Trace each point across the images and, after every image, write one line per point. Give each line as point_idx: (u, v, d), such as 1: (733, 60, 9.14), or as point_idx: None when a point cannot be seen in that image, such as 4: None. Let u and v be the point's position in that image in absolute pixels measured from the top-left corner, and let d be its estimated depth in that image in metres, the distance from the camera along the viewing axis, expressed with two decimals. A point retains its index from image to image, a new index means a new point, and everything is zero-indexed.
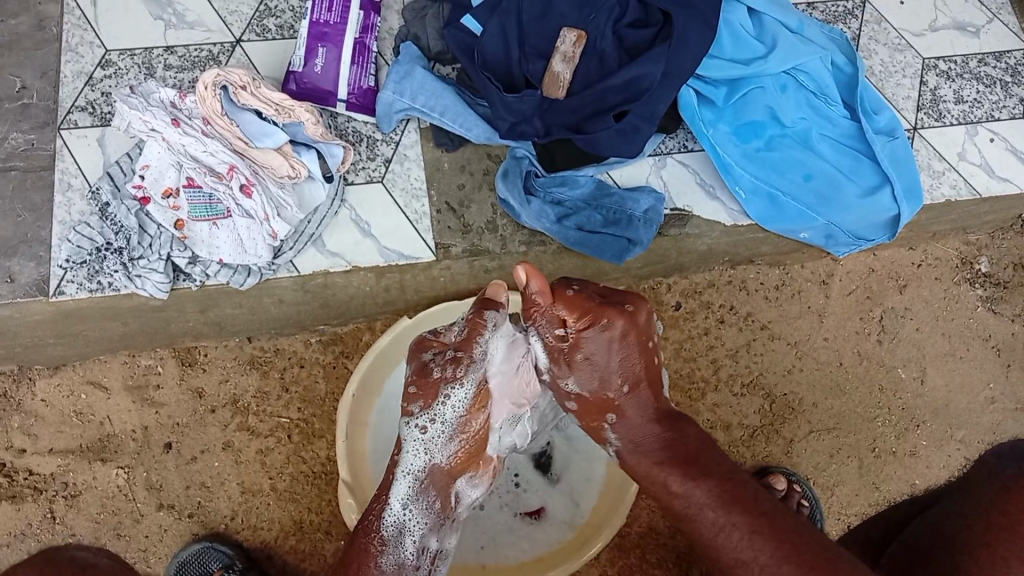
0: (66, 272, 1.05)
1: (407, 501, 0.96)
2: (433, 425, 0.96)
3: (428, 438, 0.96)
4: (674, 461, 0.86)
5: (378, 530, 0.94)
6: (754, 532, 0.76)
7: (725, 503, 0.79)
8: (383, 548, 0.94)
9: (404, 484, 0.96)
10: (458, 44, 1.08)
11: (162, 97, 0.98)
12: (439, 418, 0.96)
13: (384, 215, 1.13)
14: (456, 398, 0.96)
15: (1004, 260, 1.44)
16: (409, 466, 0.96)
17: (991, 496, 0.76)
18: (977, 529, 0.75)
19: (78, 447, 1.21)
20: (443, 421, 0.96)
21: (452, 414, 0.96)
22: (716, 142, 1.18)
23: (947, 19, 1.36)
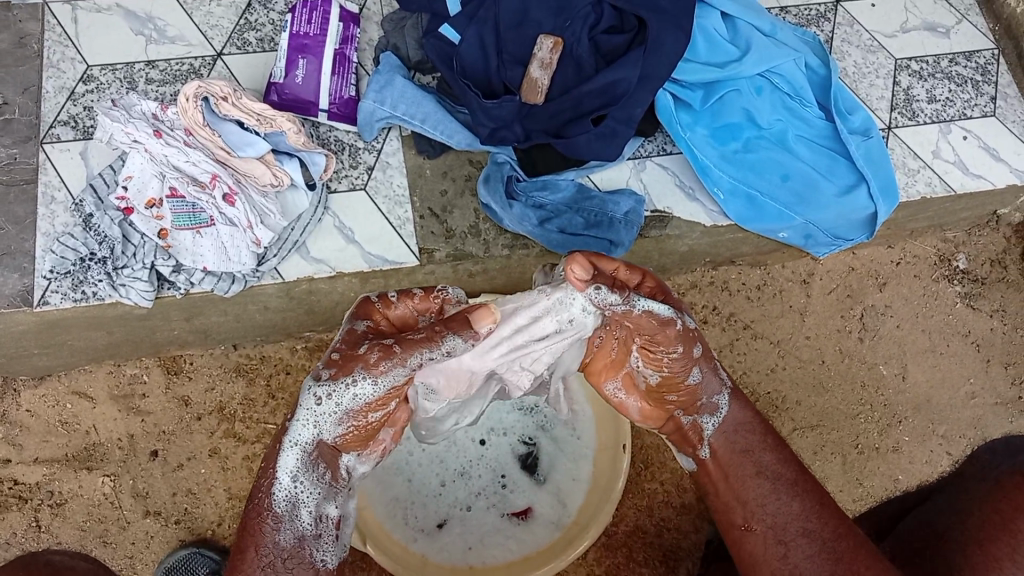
0: (50, 282, 1.06)
1: (296, 474, 0.77)
2: (332, 399, 0.76)
3: (326, 415, 0.76)
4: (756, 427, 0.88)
5: (270, 511, 0.76)
6: (826, 512, 0.79)
7: (805, 476, 0.83)
8: (277, 526, 0.76)
9: (293, 458, 0.77)
10: (436, 53, 1.09)
11: (144, 110, 1.00)
12: (339, 397, 0.76)
13: (367, 221, 1.14)
14: (362, 381, 0.76)
15: (982, 257, 1.46)
16: (300, 438, 0.77)
17: (986, 493, 0.75)
18: (971, 527, 0.74)
19: (64, 456, 1.21)
20: (348, 402, 0.76)
21: (355, 397, 0.76)
22: (694, 145, 1.20)
23: (918, 21, 1.38)
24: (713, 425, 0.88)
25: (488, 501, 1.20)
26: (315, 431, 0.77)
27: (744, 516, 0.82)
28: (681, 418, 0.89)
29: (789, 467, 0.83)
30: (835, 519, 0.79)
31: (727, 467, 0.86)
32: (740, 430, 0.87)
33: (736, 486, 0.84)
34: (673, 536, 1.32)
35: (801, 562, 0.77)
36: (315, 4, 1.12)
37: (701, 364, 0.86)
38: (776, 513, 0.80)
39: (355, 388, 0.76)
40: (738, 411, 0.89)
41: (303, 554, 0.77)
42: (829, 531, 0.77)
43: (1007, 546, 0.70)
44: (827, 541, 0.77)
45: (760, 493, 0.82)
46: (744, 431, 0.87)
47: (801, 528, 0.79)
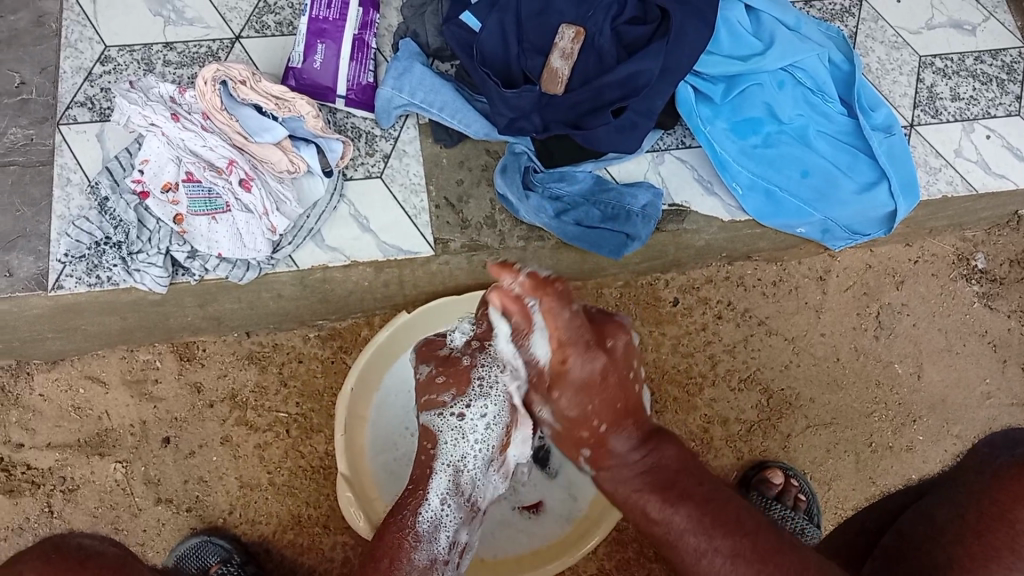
0: (65, 266, 1.05)
1: (444, 495, 0.92)
2: (469, 418, 0.93)
3: (456, 434, 0.93)
4: (652, 485, 0.74)
5: (411, 529, 0.88)
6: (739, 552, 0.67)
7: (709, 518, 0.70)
8: (416, 544, 0.87)
9: (443, 478, 0.92)
10: (457, 42, 1.09)
11: (161, 93, 1.01)
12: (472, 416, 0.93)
13: (383, 211, 1.13)
14: (488, 405, 0.93)
15: (1000, 257, 1.45)
16: (447, 455, 0.93)
17: (983, 486, 0.73)
18: (969, 519, 0.71)
19: (76, 441, 1.21)
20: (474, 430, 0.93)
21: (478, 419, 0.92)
22: (714, 139, 1.18)
23: (943, 17, 1.37)
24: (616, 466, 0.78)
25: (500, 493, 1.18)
26: (454, 453, 0.93)
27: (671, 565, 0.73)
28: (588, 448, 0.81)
29: (688, 512, 0.71)
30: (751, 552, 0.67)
31: (641, 518, 0.75)
32: (625, 468, 0.77)
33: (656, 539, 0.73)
34: None
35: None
36: None
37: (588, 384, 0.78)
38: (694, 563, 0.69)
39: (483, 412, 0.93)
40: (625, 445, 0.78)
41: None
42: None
43: (1005, 536, 0.68)
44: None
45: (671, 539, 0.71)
46: (642, 471, 0.76)
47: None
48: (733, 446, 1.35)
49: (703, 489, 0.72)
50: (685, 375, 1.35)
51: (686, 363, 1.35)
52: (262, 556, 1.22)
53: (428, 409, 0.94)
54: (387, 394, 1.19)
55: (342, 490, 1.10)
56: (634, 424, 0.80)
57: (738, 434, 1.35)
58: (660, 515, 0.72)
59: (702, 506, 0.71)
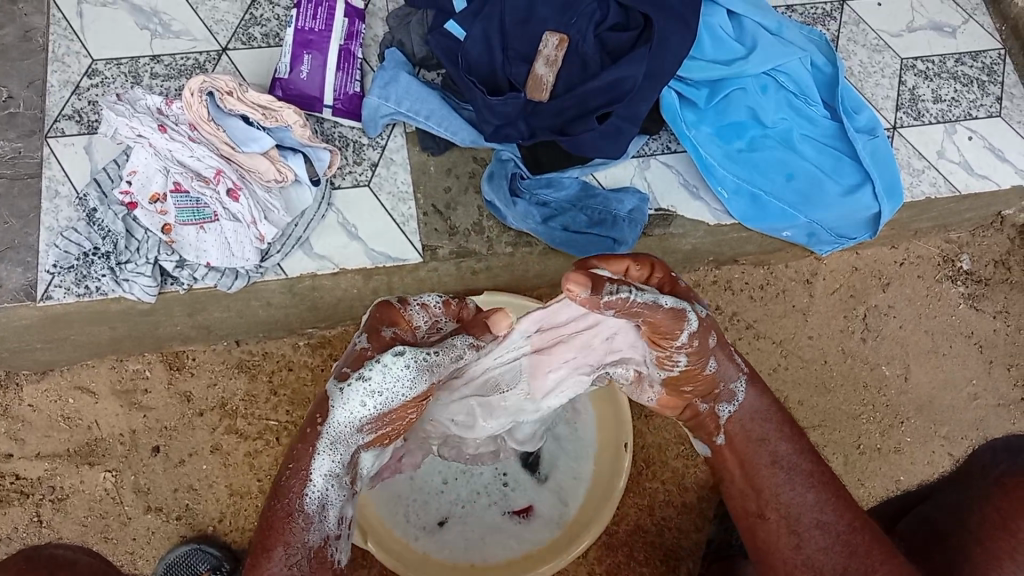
0: (53, 276, 1.05)
1: (330, 477, 0.78)
2: (374, 398, 0.77)
3: (351, 416, 0.77)
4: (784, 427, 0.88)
5: (298, 498, 0.77)
6: (841, 502, 0.81)
7: (821, 468, 0.84)
8: (307, 525, 0.77)
9: (327, 459, 0.77)
10: (441, 48, 1.10)
11: (148, 104, 1.02)
12: (384, 390, 0.77)
13: (370, 218, 1.14)
14: (408, 372, 0.77)
15: (985, 258, 1.46)
16: (334, 426, 0.77)
17: (985, 490, 0.74)
18: (971, 526, 0.73)
19: (66, 451, 1.21)
20: (364, 402, 0.77)
21: (388, 383, 0.77)
22: (699, 143, 1.20)
23: (924, 20, 1.38)
24: (729, 410, 0.89)
25: (490, 499, 1.20)
26: (347, 422, 0.77)
27: (758, 509, 0.84)
28: (699, 405, 0.90)
29: (805, 457, 0.85)
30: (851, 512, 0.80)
31: (753, 454, 0.86)
32: (758, 416, 0.88)
33: (750, 475, 0.86)
34: (675, 535, 1.32)
35: (812, 555, 0.79)
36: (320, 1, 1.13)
37: (716, 352, 0.86)
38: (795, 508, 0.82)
39: (383, 390, 0.77)
40: (753, 399, 0.89)
41: (321, 558, 0.78)
42: (842, 527, 0.79)
43: (1008, 543, 0.69)
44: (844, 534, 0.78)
45: (774, 483, 0.83)
46: (759, 419, 0.88)
47: (814, 521, 0.80)
48: None
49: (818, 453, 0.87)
50: None
51: None
52: None
53: (338, 377, 0.78)
54: None
55: None
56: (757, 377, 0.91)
57: None
58: (787, 446, 0.85)
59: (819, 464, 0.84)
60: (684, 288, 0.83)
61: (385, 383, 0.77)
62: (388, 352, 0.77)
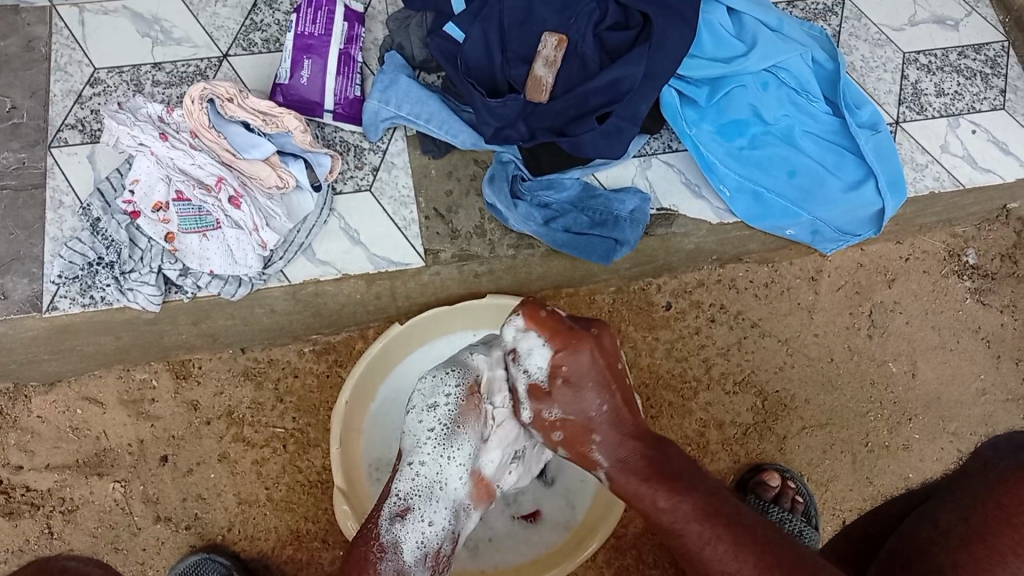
0: (59, 287, 1.06)
1: (392, 519, 0.94)
2: (438, 423, 0.97)
3: (415, 491, 0.96)
4: (660, 477, 0.86)
5: (374, 532, 0.93)
6: (744, 546, 0.76)
7: (711, 519, 0.79)
8: (382, 556, 0.92)
9: (392, 504, 0.96)
10: (441, 53, 1.09)
11: (149, 112, 1.02)
12: (432, 399, 0.97)
13: (372, 224, 1.14)
14: (448, 384, 0.97)
15: (991, 252, 1.46)
16: (415, 462, 0.97)
17: (987, 489, 0.72)
18: (976, 521, 0.71)
19: (75, 462, 1.21)
20: (425, 445, 0.97)
21: (429, 394, 0.98)
22: (700, 142, 1.19)
23: (927, 13, 1.38)
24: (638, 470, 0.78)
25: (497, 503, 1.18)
26: (417, 481, 0.96)
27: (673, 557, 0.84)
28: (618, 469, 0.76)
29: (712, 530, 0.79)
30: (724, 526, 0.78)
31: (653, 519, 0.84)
32: (635, 492, 0.86)
33: (660, 535, 0.84)
34: None
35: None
36: (319, 4, 1.13)
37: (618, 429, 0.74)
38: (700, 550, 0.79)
39: (438, 404, 0.97)
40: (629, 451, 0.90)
41: None
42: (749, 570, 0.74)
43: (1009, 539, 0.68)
44: None
45: (679, 539, 0.81)
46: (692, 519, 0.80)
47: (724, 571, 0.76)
48: (730, 448, 1.36)
49: (705, 487, 0.84)
50: (680, 380, 1.35)
51: (681, 368, 1.36)
52: (262, 571, 1.23)
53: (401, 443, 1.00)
54: (383, 406, 1.20)
55: (338, 503, 1.09)
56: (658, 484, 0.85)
57: (733, 437, 1.36)
58: (667, 513, 0.82)
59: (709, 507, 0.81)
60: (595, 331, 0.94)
61: (432, 397, 0.97)
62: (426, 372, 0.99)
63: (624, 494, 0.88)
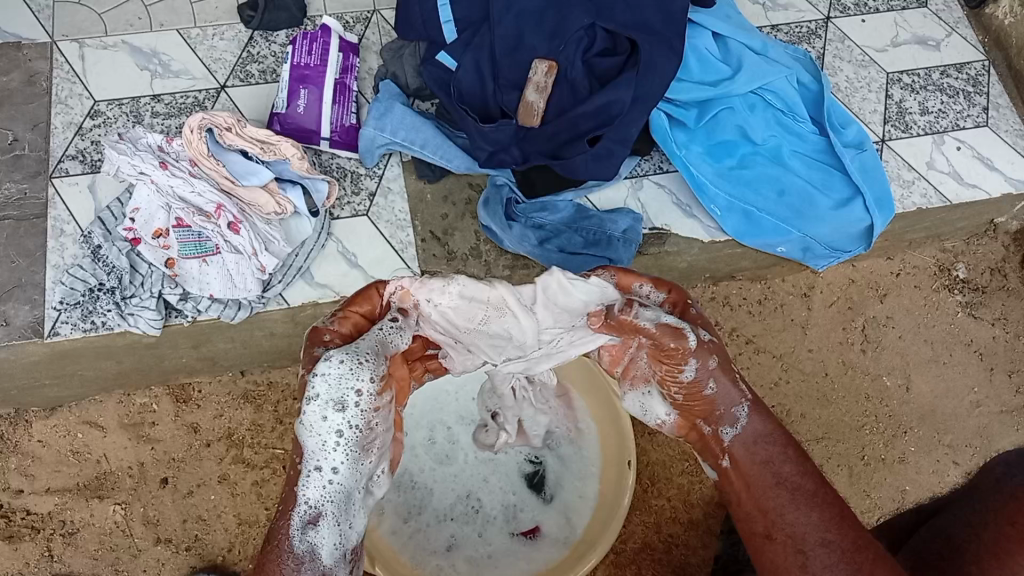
0: (60, 313, 1.07)
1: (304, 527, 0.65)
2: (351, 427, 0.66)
3: (328, 495, 0.66)
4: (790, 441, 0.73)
5: (286, 549, 0.65)
6: (848, 522, 0.66)
7: (827, 486, 0.69)
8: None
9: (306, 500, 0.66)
10: (435, 80, 1.12)
11: (149, 142, 1.04)
12: (335, 395, 0.65)
13: (370, 247, 1.16)
14: (349, 369, 0.66)
15: (981, 266, 1.48)
16: (316, 466, 0.66)
17: (998, 505, 0.65)
18: (985, 539, 0.63)
19: (75, 485, 1.22)
20: (332, 450, 0.66)
21: (334, 390, 0.66)
22: (690, 162, 1.22)
23: (908, 35, 1.41)
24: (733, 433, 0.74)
25: (498, 523, 1.19)
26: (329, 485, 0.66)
27: (763, 527, 0.69)
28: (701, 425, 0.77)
29: (812, 476, 0.69)
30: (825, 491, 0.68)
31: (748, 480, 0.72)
32: (762, 436, 0.73)
33: (755, 495, 0.70)
34: (682, 551, 1.33)
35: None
36: (315, 36, 1.16)
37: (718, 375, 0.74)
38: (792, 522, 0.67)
39: (349, 402, 0.66)
40: (759, 423, 0.74)
41: None
42: (844, 546, 0.65)
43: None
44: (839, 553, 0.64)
45: (779, 503, 0.68)
46: (763, 441, 0.73)
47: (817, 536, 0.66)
48: None
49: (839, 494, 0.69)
50: None
51: None
52: None
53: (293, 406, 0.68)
54: None
55: None
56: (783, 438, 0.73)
57: None
58: (792, 466, 0.70)
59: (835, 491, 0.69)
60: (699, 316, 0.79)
61: (337, 392, 0.66)
62: (320, 359, 0.66)
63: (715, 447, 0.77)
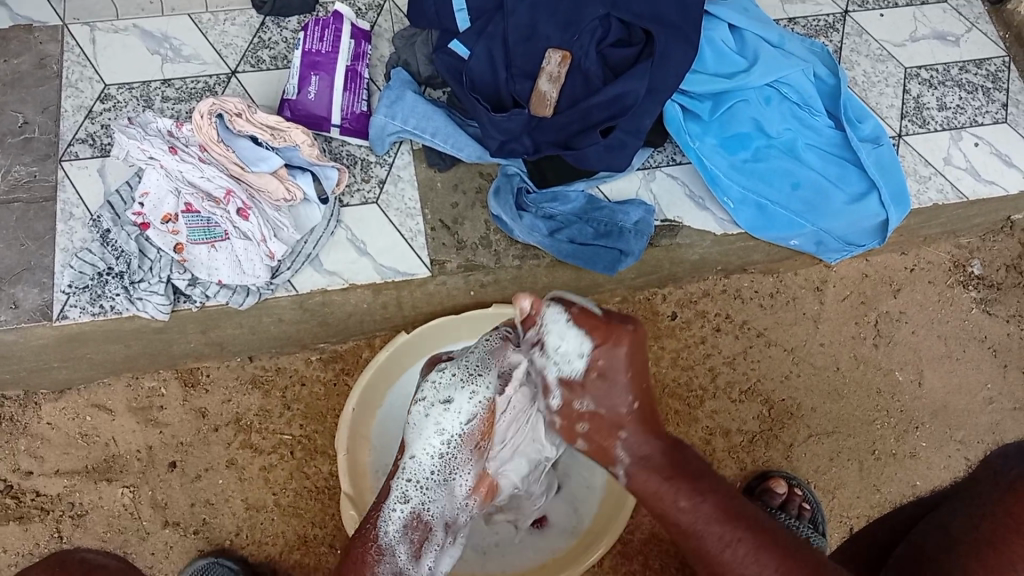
0: (69, 297, 1.08)
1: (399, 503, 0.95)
2: (447, 429, 0.96)
3: (412, 480, 0.96)
4: (685, 476, 0.78)
5: (378, 525, 0.93)
6: (764, 549, 0.71)
7: (736, 521, 0.73)
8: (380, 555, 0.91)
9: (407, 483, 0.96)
10: (447, 68, 1.10)
11: (158, 127, 1.03)
12: (439, 395, 0.97)
13: (380, 234, 1.16)
14: (458, 376, 0.97)
15: (997, 262, 1.46)
16: (412, 455, 0.97)
17: (996, 497, 0.66)
18: (983, 530, 0.65)
19: (84, 467, 1.23)
20: (431, 439, 0.96)
21: (443, 392, 0.96)
22: (703, 154, 1.20)
23: (927, 30, 1.39)
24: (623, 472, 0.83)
25: None
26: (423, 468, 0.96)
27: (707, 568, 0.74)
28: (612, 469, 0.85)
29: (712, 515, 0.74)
30: (747, 527, 0.72)
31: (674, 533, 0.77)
32: (663, 482, 0.79)
33: (688, 539, 0.75)
34: None
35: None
36: (327, 22, 1.15)
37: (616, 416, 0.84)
38: (719, 553, 0.72)
39: (451, 400, 0.96)
40: (642, 441, 0.83)
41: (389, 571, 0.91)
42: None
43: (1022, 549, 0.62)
44: None
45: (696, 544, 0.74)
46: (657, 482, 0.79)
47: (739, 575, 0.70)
48: (735, 456, 1.36)
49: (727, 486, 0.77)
50: (685, 390, 1.36)
51: (686, 377, 1.36)
52: None
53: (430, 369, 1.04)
54: (388, 415, 1.21)
55: (344, 508, 1.10)
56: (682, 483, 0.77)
57: (739, 445, 1.36)
58: (687, 513, 0.75)
59: (731, 503, 0.75)
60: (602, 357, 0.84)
61: (444, 394, 0.97)
62: (435, 369, 0.98)
63: (643, 494, 0.80)
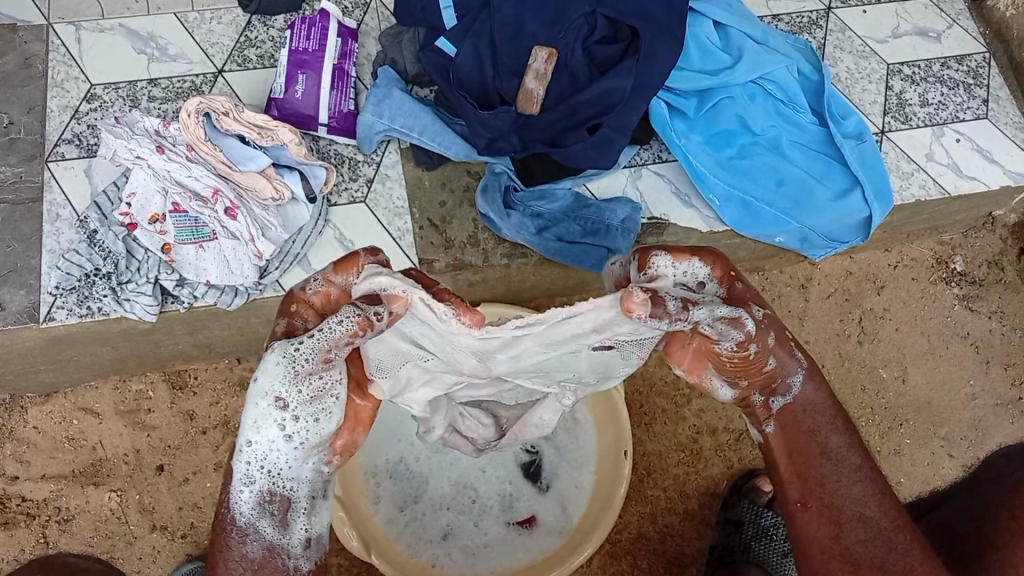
0: (55, 298, 1.07)
1: (251, 498, 0.66)
2: (297, 427, 0.64)
3: (258, 466, 0.65)
4: (837, 412, 0.74)
5: (229, 511, 0.66)
6: (886, 498, 0.71)
7: (871, 463, 0.72)
8: (243, 540, 0.66)
9: (246, 469, 0.65)
10: (433, 66, 1.11)
11: (146, 126, 1.02)
12: (265, 386, 0.63)
13: (367, 233, 1.17)
14: (279, 370, 0.63)
15: (978, 259, 1.48)
16: (247, 441, 0.65)
17: (1001, 499, 0.74)
18: (987, 530, 0.72)
19: (71, 472, 1.22)
20: (265, 428, 0.64)
21: (266, 384, 0.63)
22: (689, 151, 1.21)
23: (910, 26, 1.41)
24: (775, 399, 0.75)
25: (490, 509, 1.18)
26: (265, 456, 0.65)
27: (803, 494, 0.72)
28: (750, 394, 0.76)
29: (858, 453, 0.72)
30: (878, 479, 0.72)
31: (802, 459, 0.73)
32: (814, 407, 0.74)
33: (800, 463, 0.73)
34: (677, 541, 1.33)
35: (853, 548, 0.70)
36: (313, 21, 1.15)
37: (778, 348, 0.73)
38: (841, 492, 0.71)
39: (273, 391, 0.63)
40: (811, 391, 0.75)
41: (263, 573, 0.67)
42: (883, 522, 0.70)
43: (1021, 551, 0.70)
44: (882, 530, 0.70)
45: (823, 474, 0.71)
46: (812, 412, 0.74)
47: (857, 513, 0.70)
48: (723, 454, 1.36)
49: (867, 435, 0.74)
50: (674, 387, 1.36)
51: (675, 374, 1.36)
52: None
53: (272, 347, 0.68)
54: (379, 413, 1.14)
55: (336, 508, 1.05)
56: (838, 419, 0.74)
57: (726, 443, 1.36)
58: (838, 444, 0.72)
59: (868, 453, 0.73)
60: (747, 286, 0.74)
61: (265, 383, 0.63)
62: (267, 349, 0.64)
63: (788, 419, 0.74)
